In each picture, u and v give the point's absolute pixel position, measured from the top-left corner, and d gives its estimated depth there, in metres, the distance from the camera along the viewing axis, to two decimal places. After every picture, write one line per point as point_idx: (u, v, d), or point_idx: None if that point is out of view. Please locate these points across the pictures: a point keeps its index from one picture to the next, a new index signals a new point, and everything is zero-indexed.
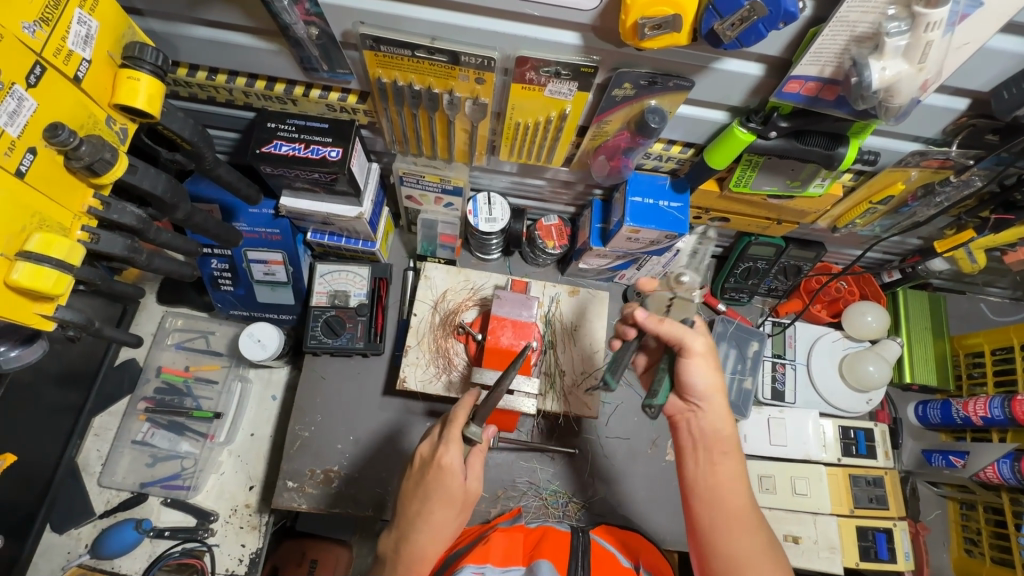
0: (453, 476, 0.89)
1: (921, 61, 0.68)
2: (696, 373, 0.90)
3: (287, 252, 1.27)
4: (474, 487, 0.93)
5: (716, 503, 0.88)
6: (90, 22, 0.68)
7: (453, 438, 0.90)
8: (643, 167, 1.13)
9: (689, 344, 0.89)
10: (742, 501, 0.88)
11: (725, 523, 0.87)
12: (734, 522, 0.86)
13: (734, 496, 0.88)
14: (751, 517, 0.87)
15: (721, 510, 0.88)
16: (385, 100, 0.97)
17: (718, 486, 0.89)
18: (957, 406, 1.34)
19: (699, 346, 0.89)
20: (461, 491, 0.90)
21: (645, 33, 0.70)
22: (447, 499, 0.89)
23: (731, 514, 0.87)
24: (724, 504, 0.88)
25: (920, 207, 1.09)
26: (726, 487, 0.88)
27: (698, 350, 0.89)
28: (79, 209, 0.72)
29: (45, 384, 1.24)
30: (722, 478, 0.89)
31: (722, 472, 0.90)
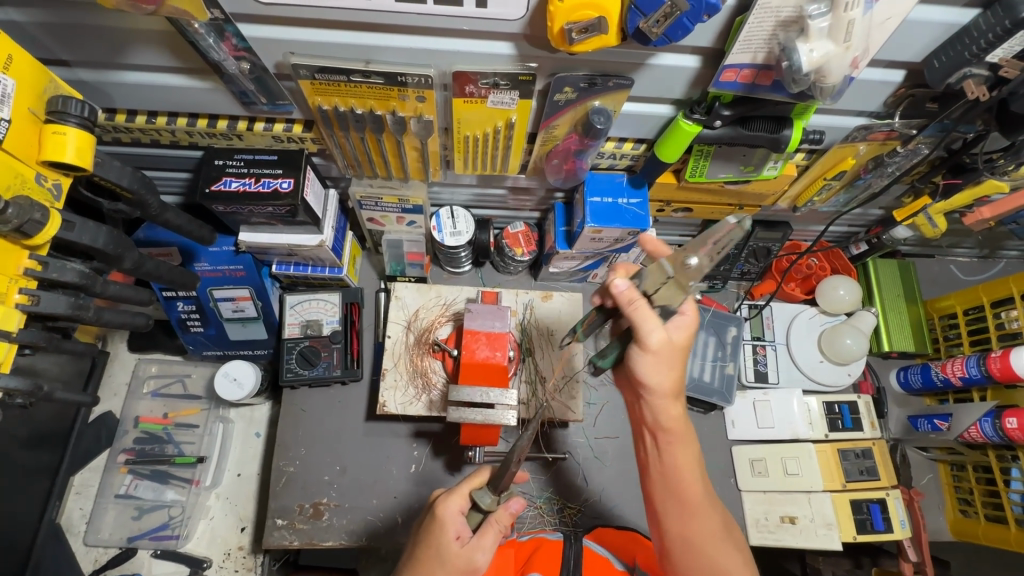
0: (446, 534, 0.83)
1: (847, 39, 0.68)
2: (651, 369, 0.82)
3: (253, 287, 1.25)
4: (477, 560, 0.82)
5: (671, 488, 0.87)
6: (5, 82, 0.67)
7: (458, 490, 0.87)
8: (599, 166, 1.13)
9: (648, 342, 0.80)
10: (694, 489, 0.86)
11: (679, 508, 0.86)
12: (688, 508, 0.86)
13: (685, 482, 0.86)
14: (703, 500, 0.86)
15: (675, 496, 0.87)
16: (330, 127, 0.96)
17: (670, 471, 0.87)
18: (936, 369, 1.35)
19: (654, 342, 0.80)
20: (453, 552, 0.82)
21: (572, 37, 0.69)
22: (436, 556, 0.82)
23: (684, 502, 0.86)
24: (679, 490, 0.86)
25: (874, 178, 1.10)
26: (678, 473, 0.86)
27: (655, 348, 0.80)
28: (15, 272, 0.70)
29: (15, 449, 1.20)
30: (676, 464, 0.87)
31: (674, 460, 0.87)
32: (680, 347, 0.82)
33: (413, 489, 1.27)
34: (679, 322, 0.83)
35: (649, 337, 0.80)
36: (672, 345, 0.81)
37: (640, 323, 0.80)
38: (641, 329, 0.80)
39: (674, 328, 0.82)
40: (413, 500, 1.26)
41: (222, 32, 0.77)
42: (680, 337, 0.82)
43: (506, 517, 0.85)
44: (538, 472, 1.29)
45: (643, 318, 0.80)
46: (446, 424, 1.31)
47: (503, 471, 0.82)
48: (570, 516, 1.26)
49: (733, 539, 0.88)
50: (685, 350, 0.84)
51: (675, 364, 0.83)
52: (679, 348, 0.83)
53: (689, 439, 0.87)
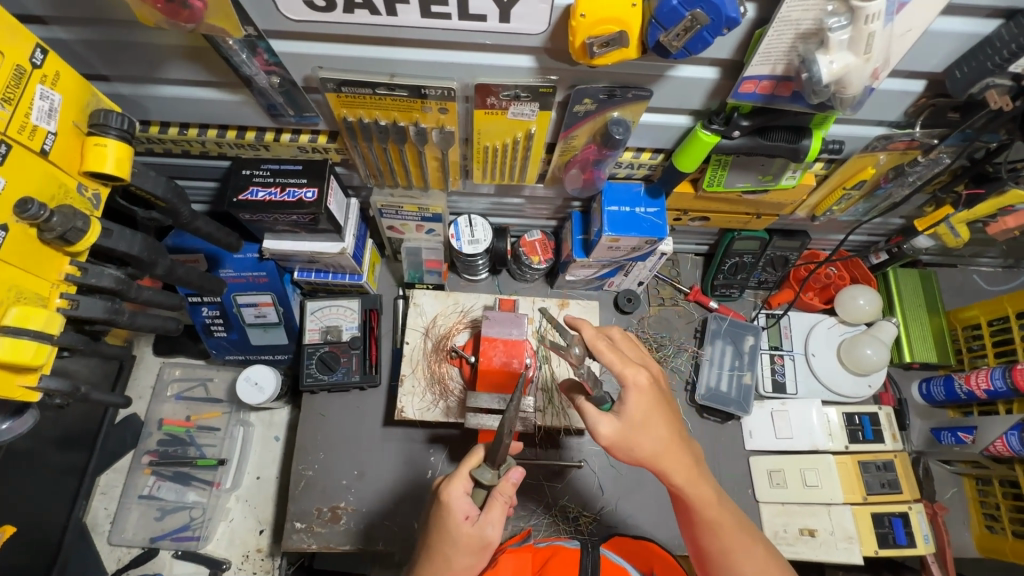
0: (453, 516, 0.83)
1: (867, 51, 0.68)
2: (635, 449, 0.83)
3: (275, 293, 1.28)
4: (489, 535, 0.83)
5: (713, 531, 0.85)
6: (52, 96, 0.70)
7: (459, 473, 0.86)
8: (617, 175, 1.14)
9: (605, 438, 0.83)
10: (727, 544, 0.85)
11: (723, 566, 0.85)
12: (728, 559, 0.85)
13: (721, 540, 0.85)
14: (741, 544, 0.85)
15: (717, 537, 0.86)
16: (354, 138, 0.98)
17: (707, 541, 0.86)
18: (960, 381, 1.32)
19: (611, 435, 0.83)
20: (465, 533, 0.83)
21: (593, 51, 0.71)
22: (448, 539, 0.83)
23: (723, 558, 0.85)
24: (719, 530, 0.85)
25: (894, 188, 1.10)
26: (712, 537, 0.86)
27: (611, 439, 0.83)
28: (56, 277, 0.74)
29: (44, 448, 1.24)
30: (708, 527, 0.86)
31: (707, 525, 0.86)
32: (645, 418, 0.83)
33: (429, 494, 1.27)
34: (630, 392, 0.83)
35: (627, 373, 0.83)
36: (636, 422, 0.83)
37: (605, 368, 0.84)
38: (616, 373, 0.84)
39: (626, 409, 0.83)
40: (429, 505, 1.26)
41: (254, 48, 0.80)
42: (636, 407, 0.83)
43: (510, 487, 0.86)
44: (554, 481, 1.29)
45: (593, 413, 0.84)
46: (462, 431, 1.32)
47: (502, 444, 0.83)
48: (585, 524, 1.26)
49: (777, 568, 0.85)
50: (654, 414, 0.83)
51: (654, 430, 0.83)
52: (645, 417, 0.83)
53: (712, 498, 0.85)
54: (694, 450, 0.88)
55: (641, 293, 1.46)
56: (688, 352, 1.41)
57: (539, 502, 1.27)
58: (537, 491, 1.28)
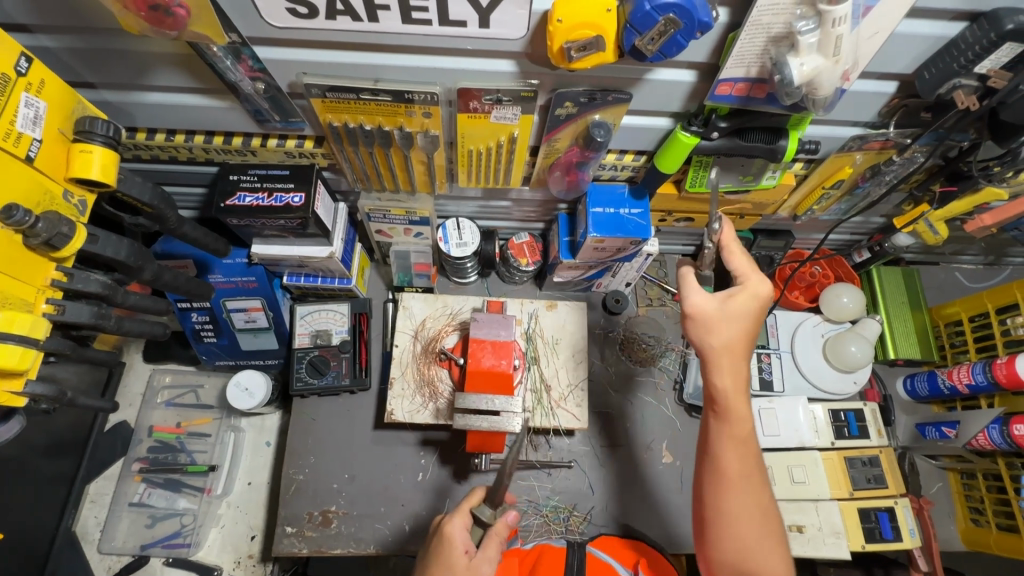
0: (454, 549, 0.84)
1: (835, 53, 0.70)
2: (707, 336, 0.88)
3: (265, 297, 1.28)
4: (484, 573, 0.84)
5: (736, 446, 0.87)
6: (37, 104, 0.71)
7: (460, 510, 0.89)
8: (601, 178, 1.15)
9: (693, 306, 0.88)
10: (742, 468, 0.86)
11: (723, 485, 0.87)
12: (731, 484, 0.86)
13: (733, 461, 0.87)
14: (751, 472, 0.87)
15: (732, 458, 0.87)
16: (340, 142, 0.99)
17: (724, 455, 0.87)
18: (943, 376, 1.35)
19: (698, 306, 0.88)
20: (461, 565, 0.83)
21: (571, 55, 0.73)
22: (446, 571, 0.83)
23: (732, 476, 0.86)
24: (740, 450, 0.87)
25: (872, 186, 1.12)
26: (734, 455, 0.87)
27: (705, 313, 0.88)
28: (42, 282, 0.74)
29: (32, 456, 1.24)
30: (734, 443, 0.88)
31: (734, 439, 0.88)
32: (749, 316, 0.88)
33: (419, 496, 1.28)
34: (744, 290, 0.89)
35: (753, 279, 0.90)
36: (728, 308, 0.88)
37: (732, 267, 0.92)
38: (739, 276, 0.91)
39: (729, 299, 0.88)
40: (420, 507, 1.27)
41: (239, 55, 0.81)
42: (742, 300, 0.88)
43: (505, 528, 0.89)
44: (547, 480, 1.30)
45: (691, 283, 0.89)
46: (453, 433, 1.33)
47: (502, 484, 0.86)
48: (576, 524, 1.26)
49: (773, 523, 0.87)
50: (745, 324, 0.88)
51: (745, 330, 0.88)
52: (739, 316, 0.88)
53: (749, 417, 0.88)
54: (750, 382, 0.91)
55: (629, 293, 1.47)
56: (676, 352, 1.43)
57: (530, 502, 1.28)
58: (528, 491, 1.29)
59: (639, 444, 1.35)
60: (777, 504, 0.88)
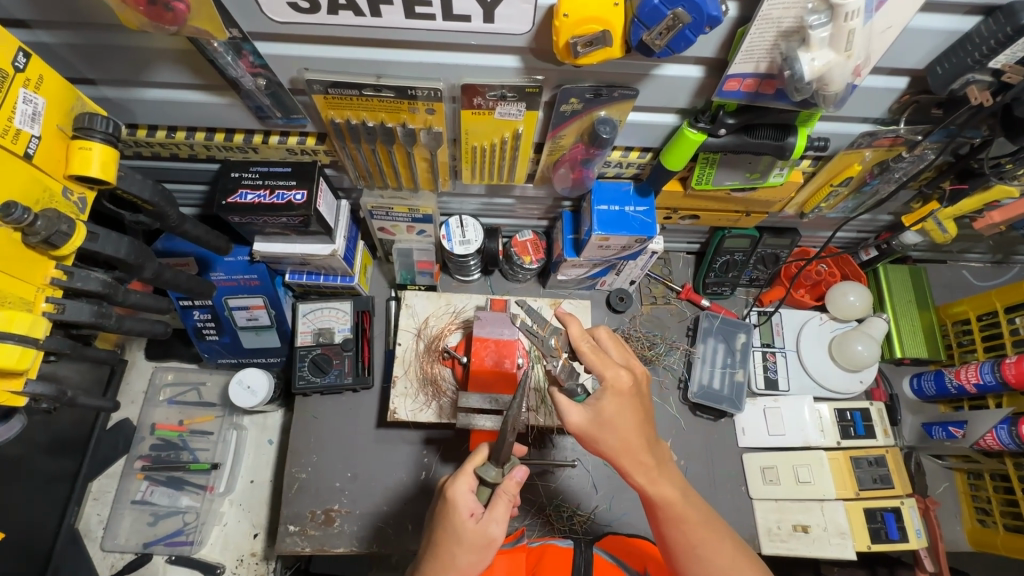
0: (459, 513, 0.84)
1: (847, 48, 0.69)
2: (598, 444, 0.85)
3: (267, 295, 1.27)
4: (492, 533, 0.84)
5: (677, 525, 0.85)
6: (36, 100, 0.70)
7: (464, 470, 0.87)
8: (606, 175, 1.14)
9: (572, 426, 0.85)
10: (688, 540, 0.84)
11: (687, 561, 0.84)
12: (693, 556, 0.83)
13: (685, 536, 0.84)
14: (701, 540, 0.84)
15: (681, 532, 0.84)
16: (343, 139, 0.98)
17: (672, 536, 0.85)
18: (950, 376, 1.33)
19: (580, 425, 0.85)
20: (469, 530, 0.83)
21: (577, 51, 0.71)
22: (454, 537, 0.83)
23: (688, 554, 0.84)
24: (685, 525, 0.84)
25: (881, 184, 1.10)
26: (679, 532, 0.84)
27: (584, 431, 0.85)
28: (42, 281, 0.74)
29: (35, 454, 1.23)
30: (671, 523, 0.85)
31: (671, 522, 0.85)
32: (615, 417, 0.84)
33: (422, 495, 1.27)
34: (607, 392, 0.84)
35: (607, 374, 0.84)
36: (604, 418, 0.84)
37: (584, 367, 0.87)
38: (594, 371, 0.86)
39: (598, 405, 0.84)
40: (423, 506, 1.26)
41: (240, 50, 0.80)
42: (609, 405, 0.84)
43: (513, 486, 0.86)
44: (549, 480, 1.29)
45: (564, 402, 0.86)
46: (455, 431, 1.33)
47: (505, 441, 0.84)
48: (580, 523, 1.26)
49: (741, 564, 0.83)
50: (626, 416, 0.84)
51: (620, 427, 0.84)
52: (617, 418, 0.84)
53: (675, 495, 0.85)
54: (658, 449, 0.88)
55: (633, 291, 1.46)
56: (680, 350, 1.42)
57: (533, 502, 1.27)
58: (530, 491, 1.28)
59: None
60: (745, 554, 0.85)
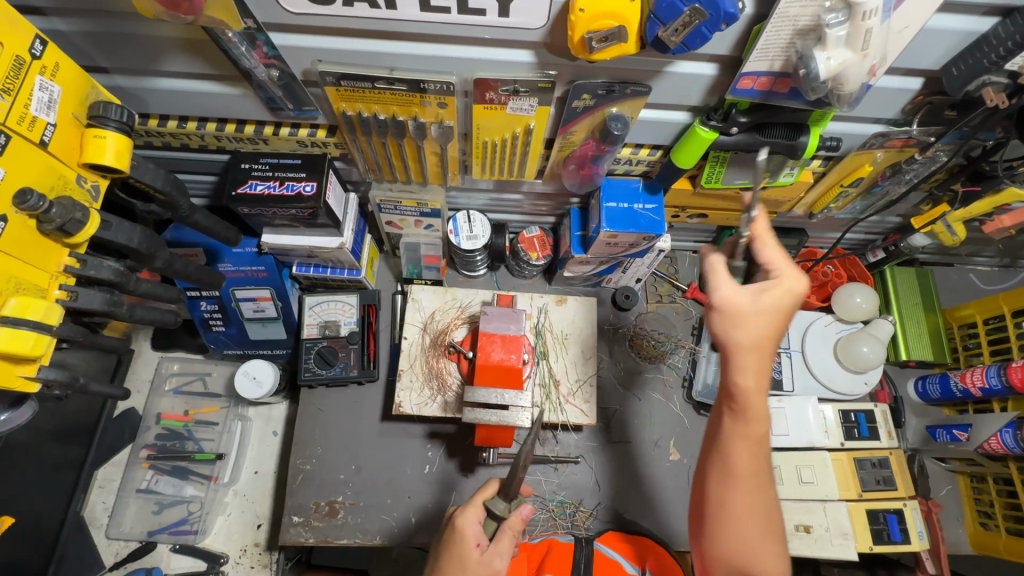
0: (466, 542, 0.84)
1: (864, 47, 0.69)
2: (738, 328, 0.76)
3: (274, 287, 1.28)
4: (497, 567, 0.83)
5: (733, 448, 0.80)
6: (52, 88, 0.70)
7: (473, 502, 0.88)
8: (615, 172, 1.14)
9: (722, 295, 0.77)
10: (749, 467, 0.79)
11: (720, 480, 0.81)
12: (727, 480, 0.80)
13: (743, 455, 0.79)
14: (756, 473, 0.80)
15: (729, 460, 0.80)
16: (353, 132, 0.98)
17: (731, 456, 0.80)
18: (955, 379, 1.33)
19: (732, 300, 0.76)
20: (474, 560, 0.83)
21: (592, 46, 0.71)
22: (458, 566, 0.83)
23: (724, 479, 0.81)
24: (747, 451, 0.80)
25: (891, 185, 1.10)
26: (731, 453, 0.80)
27: (725, 306, 0.77)
28: (55, 268, 0.74)
29: (42, 441, 1.24)
30: (740, 437, 0.80)
31: (736, 437, 0.80)
32: (771, 309, 0.76)
33: (426, 489, 1.28)
34: (775, 285, 0.76)
35: (785, 274, 0.76)
36: (761, 306, 0.75)
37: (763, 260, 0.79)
38: (770, 271, 0.78)
39: (762, 292, 0.76)
40: (426, 500, 1.27)
41: (254, 40, 0.80)
42: (770, 298, 0.76)
43: (519, 522, 0.88)
44: (552, 475, 1.29)
45: (717, 273, 0.79)
46: (460, 425, 1.33)
47: (517, 477, 0.84)
48: (582, 520, 1.26)
49: (774, 523, 0.81)
50: (784, 316, 0.76)
51: (770, 322, 0.76)
52: (776, 313, 0.76)
53: (765, 418, 0.78)
54: (766, 373, 0.81)
55: (639, 290, 1.46)
56: (685, 349, 1.42)
57: (536, 498, 1.28)
58: (533, 487, 1.29)
59: (647, 442, 1.34)
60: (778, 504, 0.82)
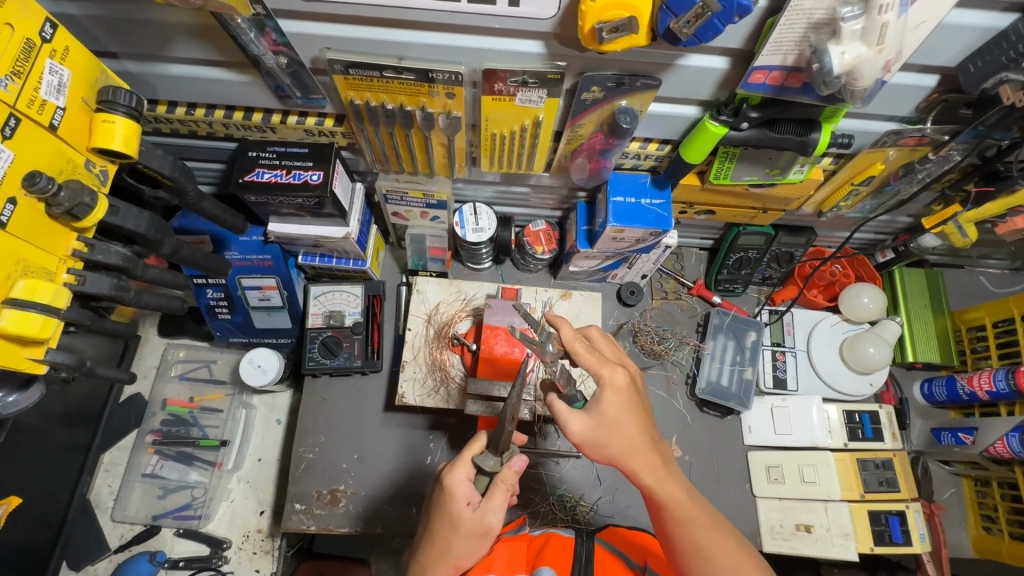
0: (456, 501, 0.85)
1: (880, 42, 0.68)
2: (606, 448, 0.84)
3: (279, 277, 1.28)
4: (489, 521, 0.85)
5: (682, 524, 0.83)
6: (61, 71, 0.70)
7: (462, 460, 0.88)
8: (623, 166, 1.13)
9: (575, 435, 0.84)
10: (697, 540, 0.82)
11: (694, 561, 0.82)
12: (699, 556, 0.82)
13: (692, 538, 0.82)
14: (709, 539, 0.82)
15: (685, 533, 0.83)
16: (361, 121, 0.98)
17: (677, 537, 0.83)
18: (962, 382, 1.32)
19: (583, 432, 0.84)
20: (466, 519, 0.84)
21: (603, 37, 0.70)
22: (451, 525, 0.85)
23: (695, 557, 0.82)
24: (689, 521, 0.83)
25: (903, 184, 1.09)
26: (684, 532, 0.83)
27: (583, 439, 0.84)
28: (63, 252, 0.75)
29: (50, 424, 1.25)
30: (678, 521, 0.83)
31: (679, 523, 0.83)
32: (618, 416, 0.84)
33: (427, 480, 1.28)
34: (606, 391, 0.85)
35: (604, 373, 0.85)
36: (606, 420, 0.84)
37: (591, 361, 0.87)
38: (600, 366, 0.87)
39: (596, 406, 0.85)
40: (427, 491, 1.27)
41: (263, 28, 0.80)
42: (609, 405, 0.84)
43: (511, 475, 0.88)
44: (553, 470, 1.30)
45: (563, 410, 0.85)
46: (462, 418, 1.33)
47: (503, 431, 0.85)
48: (582, 514, 1.27)
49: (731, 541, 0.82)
50: (627, 415, 0.85)
51: (622, 427, 0.84)
52: (619, 418, 0.84)
53: (683, 494, 0.84)
54: (662, 449, 0.88)
55: (644, 286, 1.46)
56: (690, 346, 1.41)
57: (536, 492, 1.28)
58: (534, 481, 1.29)
59: None
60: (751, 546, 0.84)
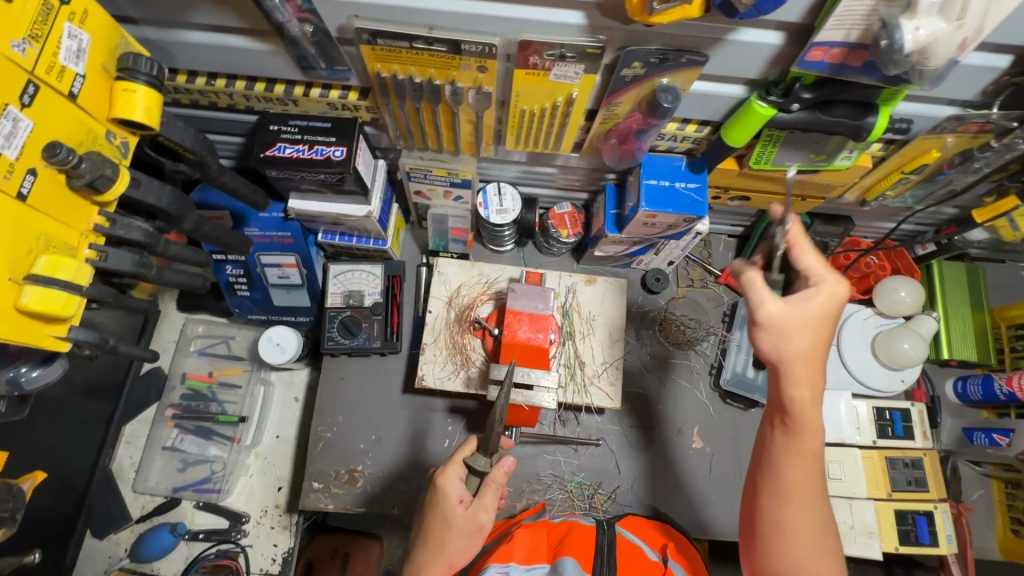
0: (448, 500, 0.85)
1: (959, 17, 0.63)
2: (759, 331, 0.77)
3: (299, 254, 1.26)
4: (481, 520, 0.85)
5: (778, 475, 0.78)
6: (80, 36, 0.67)
7: (455, 460, 0.87)
8: (658, 148, 1.08)
9: (765, 308, 0.76)
10: (797, 488, 0.77)
11: (771, 505, 0.78)
12: (779, 505, 0.78)
13: (785, 486, 0.78)
14: (809, 497, 0.77)
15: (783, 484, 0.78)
16: (386, 95, 0.94)
17: (774, 482, 0.79)
18: (1000, 382, 1.26)
19: (777, 309, 0.76)
20: (459, 516, 0.84)
21: (653, 8, 0.65)
22: (444, 523, 0.84)
23: (774, 501, 0.78)
24: (792, 477, 0.77)
25: (956, 174, 1.03)
26: (777, 479, 0.78)
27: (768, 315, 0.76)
28: (85, 227, 0.73)
29: (73, 396, 1.26)
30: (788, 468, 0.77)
31: (783, 470, 0.78)
32: (797, 346, 0.75)
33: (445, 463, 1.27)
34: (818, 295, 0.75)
35: (826, 279, 0.76)
36: (785, 331, 0.75)
37: (802, 269, 0.79)
38: (813, 277, 0.77)
39: (802, 302, 0.75)
40: None
41: None
42: (792, 332, 0.75)
43: (501, 475, 0.88)
44: (571, 456, 1.28)
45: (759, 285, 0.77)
46: (481, 402, 1.32)
47: (495, 431, 0.84)
48: (600, 502, 1.25)
49: (829, 542, 0.77)
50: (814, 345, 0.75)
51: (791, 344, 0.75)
52: (804, 350, 0.75)
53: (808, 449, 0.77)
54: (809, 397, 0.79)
55: (670, 272, 1.41)
56: (716, 336, 1.38)
57: (554, 478, 1.27)
58: (552, 468, 1.27)
59: (670, 428, 1.32)
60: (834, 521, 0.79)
